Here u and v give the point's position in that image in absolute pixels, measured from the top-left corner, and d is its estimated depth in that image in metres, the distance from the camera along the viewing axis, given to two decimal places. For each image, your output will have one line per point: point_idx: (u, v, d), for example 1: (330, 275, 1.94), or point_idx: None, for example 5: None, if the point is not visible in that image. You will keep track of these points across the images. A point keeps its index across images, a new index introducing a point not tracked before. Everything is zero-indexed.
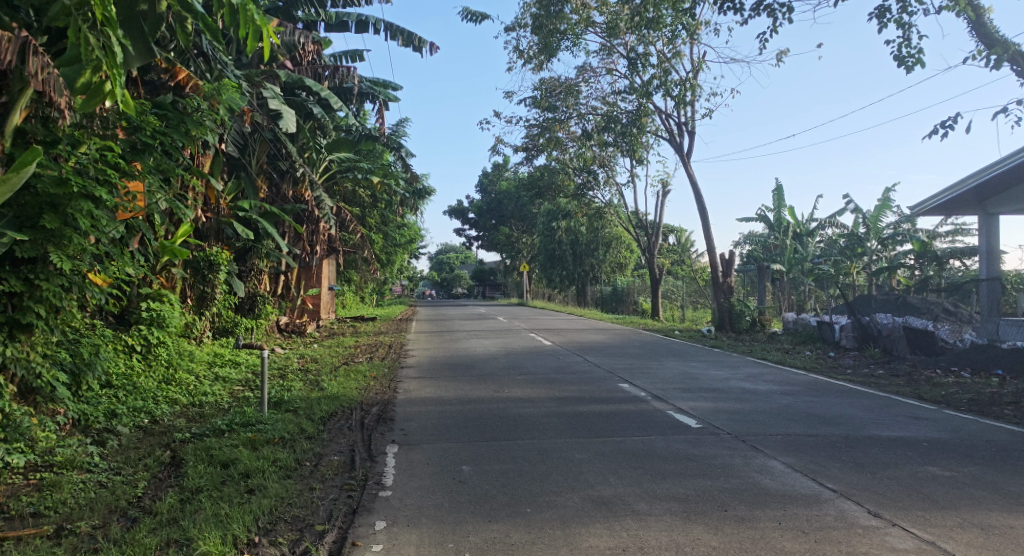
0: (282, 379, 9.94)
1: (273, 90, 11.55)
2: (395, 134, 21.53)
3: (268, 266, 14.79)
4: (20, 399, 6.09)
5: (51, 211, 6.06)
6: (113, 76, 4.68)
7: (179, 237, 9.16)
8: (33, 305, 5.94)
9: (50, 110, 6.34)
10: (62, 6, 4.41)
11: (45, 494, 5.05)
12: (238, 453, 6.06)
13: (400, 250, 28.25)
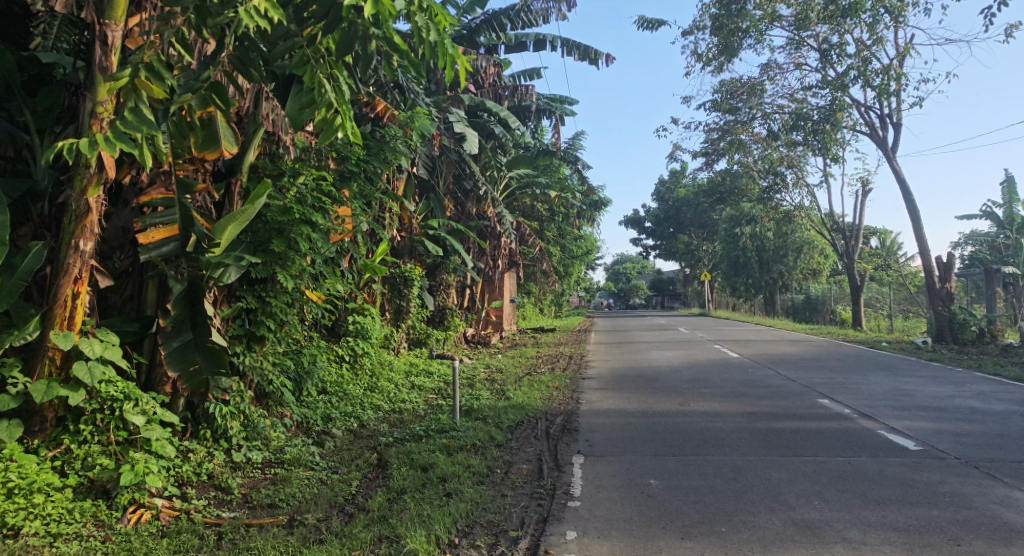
0: (471, 389, 10.45)
1: (458, 113, 12.34)
2: (573, 148, 21.87)
3: (457, 280, 15.55)
4: (256, 402, 6.99)
5: (278, 236, 6.79)
6: (344, 110, 5.47)
7: (378, 255, 9.89)
8: (265, 319, 6.82)
9: (278, 147, 7.29)
10: (301, 55, 5.29)
11: (278, 487, 5.74)
12: (435, 457, 6.46)
13: (576, 262, 28.53)
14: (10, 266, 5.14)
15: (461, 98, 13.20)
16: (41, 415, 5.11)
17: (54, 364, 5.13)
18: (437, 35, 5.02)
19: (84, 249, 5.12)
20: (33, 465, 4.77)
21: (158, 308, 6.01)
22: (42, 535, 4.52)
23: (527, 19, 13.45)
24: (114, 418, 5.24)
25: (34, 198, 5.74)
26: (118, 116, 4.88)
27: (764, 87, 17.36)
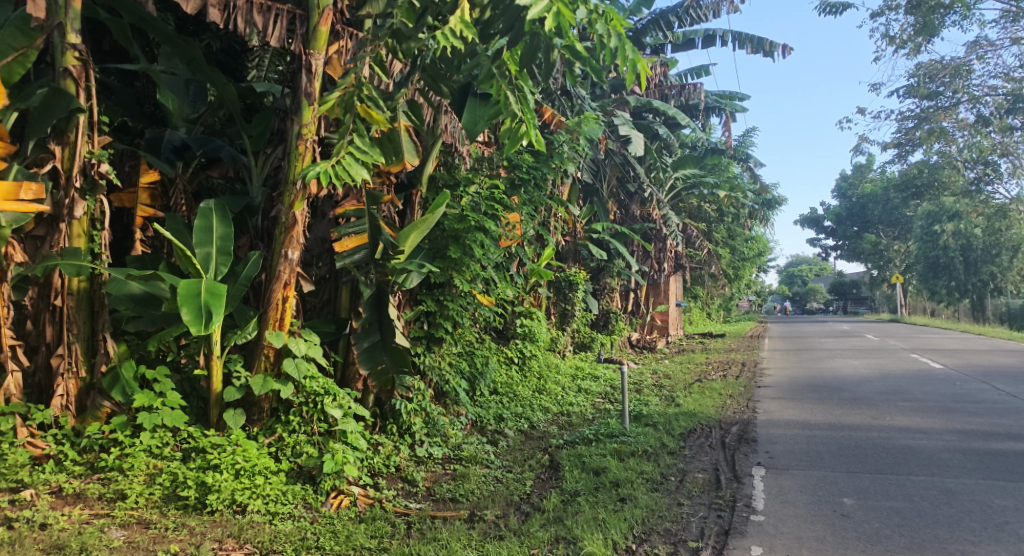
0: (639, 394, 10.26)
1: (622, 116, 12.28)
2: (743, 145, 20.93)
3: (623, 283, 15.32)
4: (435, 400, 7.38)
5: (455, 243, 7.07)
6: (528, 119, 5.66)
7: (544, 260, 10.03)
8: (443, 322, 7.16)
9: (451, 157, 7.65)
10: (486, 72, 5.52)
11: (458, 482, 5.98)
12: (607, 462, 6.41)
13: (747, 265, 27.12)
14: (234, 274, 5.81)
15: (627, 100, 13.12)
16: (259, 406, 5.81)
17: (269, 360, 5.77)
18: (618, 40, 5.03)
19: (292, 258, 5.70)
20: (254, 450, 5.33)
21: (351, 311, 6.54)
22: (264, 513, 4.96)
23: (696, 15, 13.10)
24: (317, 410, 5.75)
25: (250, 212, 6.40)
26: (347, 143, 5.68)
27: (971, 68, 15.64)
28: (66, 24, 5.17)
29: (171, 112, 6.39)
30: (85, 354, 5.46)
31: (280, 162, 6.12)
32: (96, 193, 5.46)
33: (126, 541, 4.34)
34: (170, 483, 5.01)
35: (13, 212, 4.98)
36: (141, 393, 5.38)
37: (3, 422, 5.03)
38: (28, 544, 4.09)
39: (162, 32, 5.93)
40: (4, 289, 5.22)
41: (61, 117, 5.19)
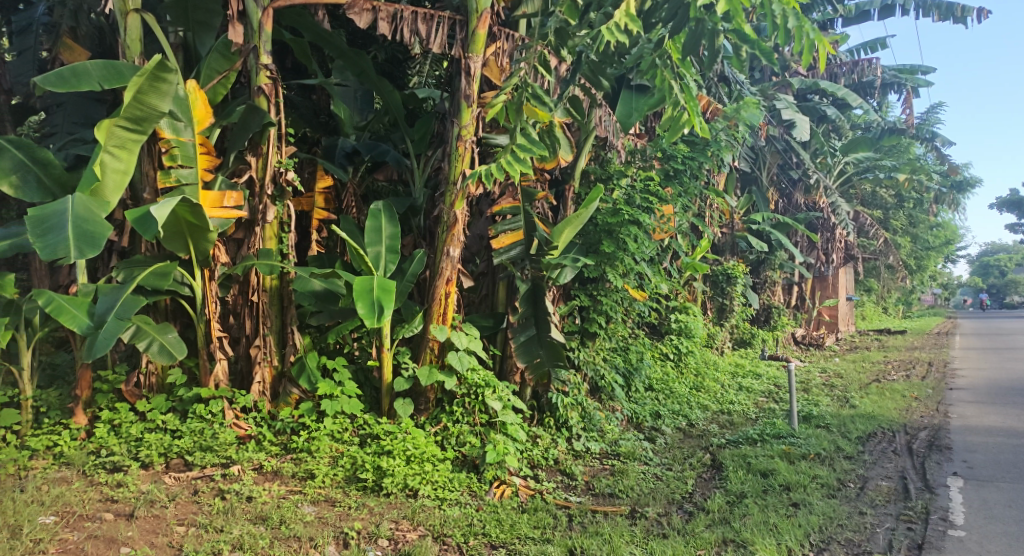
0: (807, 394, 9.64)
1: (785, 100, 11.68)
2: (926, 123, 19.07)
3: (786, 276, 14.45)
4: (590, 395, 7.38)
5: (608, 237, 7.00)
6: (691, 106, 5.46)
7: (699, 253, 9.68)
8: (596, 316, 7.14)
9: (605, 151, 7.49)
10: (650, 61, 5.47)
11: (617, 478, 5.94)
12: (776, 464, 6.08)
13: (931, 255, 24.65)
14: (401, 271, 6.19)
15: (790, 82, 12.39)
16: (425, 396, 6.12)
17: (434, 352, 6.08)
18: (795, 19, 4.81)
19: (454, 255, 5.94)
20: (422, 438, 5.67)
21: (507, 306, 6.72)
22: (434, 498, 5.20)
23: None
24: (478, 402, 5.98)
25: (412, 212, 6.76)
26: (511, 143, 5.82)
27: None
28: (259, 47, 5.70)
29: (343, 120, 6.84)
30: (276, 345, 6.02)
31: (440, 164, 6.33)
32: (284, 199, 6.01)
33: (317, 517, 4.73)
34: (351, 466, 5.40)
35: (219, 218, 5.59)
36: (323, 382, 5.86)
37: (215, 405, 5.59)
38: (238, 513, 4.57)
39: (337, 47, 6.38)
40: (212, 287, 5.77)
41: (255, 131, 5.75)
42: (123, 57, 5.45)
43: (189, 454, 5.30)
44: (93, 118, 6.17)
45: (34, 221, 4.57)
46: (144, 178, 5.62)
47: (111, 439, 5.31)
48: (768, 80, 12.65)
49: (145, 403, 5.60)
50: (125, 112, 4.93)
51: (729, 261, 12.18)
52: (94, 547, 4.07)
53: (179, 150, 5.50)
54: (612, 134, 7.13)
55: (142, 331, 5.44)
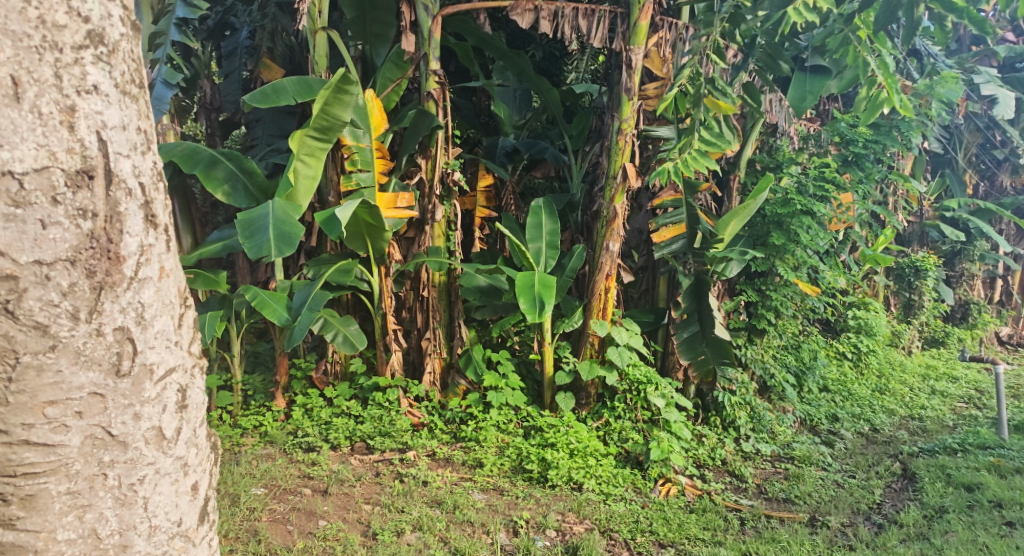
0: (1017, 400, 8.58)
1: (989, 72, 10.50)
2: None
3: (988, 268, 12.94)
4: (759, 395, 7.06)
5: (777, 229, 6.65)
6: (890, 86, 5.10)
7: (881, 244, 8.90)
8: (765, 312, 6.78)
9: (776, 138, 7.10)
10: (842, 38, 5.32)
11: (793, 483, 5.63)
12: (983, 477, 5.48)
13: None
14: (561, 266, 6.20)
15: (994, 51, 11.07)
16: (586, 391, 6.13)
17: (594, 347, 6.10)
18: None
19: (614, 250, 5.92)
20: (584, 433, 5.71)
21: (669, 301, 6.56)
22: (598, 493, 5.19)
23: None
24: (640, 398, 5.90)
25: (571, 208, 6.82)
26: (696, 136, 5.70)
27: None
28: (429, 54, 6.00)
29: (503, 120, 7.01)
30: (445, 338, 6.33)
31: (598, 158, 6.25)
32: (450, 199, 6.27)
33: (487, 504, 4.90)
34: (517, 456, 5.53)
35: (392, 219, 5.88)
36: (488, 374, 6.08)
37: (391, 393, 5.96)
38: (416, 496, 4.84)
39: (498, 49, 6.52)
40: (387, 283, 6.13)
41: (425, 134, 6.04)
42: (312, 72, 5.94)
43: (370, 439, 5.67)
44: (286, 129, 6.78)
45: (242, 224, 5.11)
46: (329, 182, 6.08)
47: (305, 421, 5.81)
48: (968, 51, 11.36)
49: (332, 389, 6.10)
50: (314, 123, 5.36)
51: (917, 253, 11.12)
52: (297, 518, 4.49)
53: (358, 155, 5.86)
54: (783, 119, 6.74)
55: (329, 323, 5.89)
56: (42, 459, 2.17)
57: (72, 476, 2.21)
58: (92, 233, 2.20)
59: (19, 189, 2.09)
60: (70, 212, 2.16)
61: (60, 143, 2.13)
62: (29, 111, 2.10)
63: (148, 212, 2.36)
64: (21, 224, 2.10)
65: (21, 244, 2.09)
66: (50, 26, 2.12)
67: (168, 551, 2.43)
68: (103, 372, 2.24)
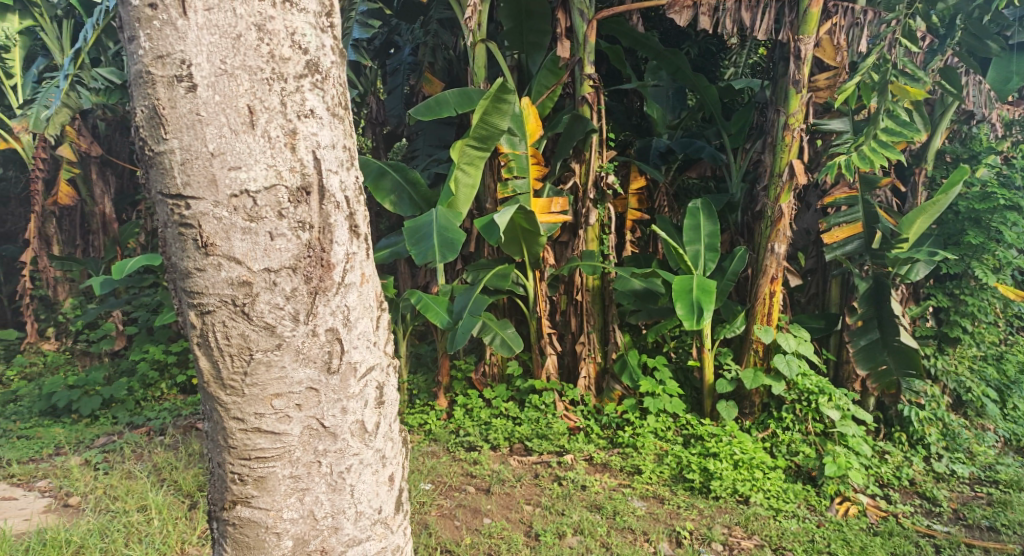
0: None
1: None
2: None
3: None
4: (953, 410, 6.40)
5: (975, 226, 6.02)
6: None
7: None
8: (960, 319, 6.16)
9: (972, 125, 6.41)
10: None
11: (997, 510, 5.06)
12: None
13: None
14: (721, 270, 5.97)
15: None
16: (750, 400, 5.87)
17: (758, 355, 5.82)
18: None
19: (779, 252, 5.63)
20: (749, 443, 5.46)
21: (842, 306, 6.13)
22: (768, 507, 4.96)
23: None
24: (811, 409, 5.56)
25: (730, 208, 6.59)
26: (876, 127, 5.28)
27: None
28: (583, 59, 6.01)
29: (657, 120, 6.88)
30: (599, 342, 6.29)
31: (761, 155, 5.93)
32: (604, 202, 6.23)
33: (648, 512, 4.81)
34: (677, 465, 5.39)
35: (548, 223, 5.99)
36: (645, 379, 5.98)
37: (548, 396, 6.02)
38: (575, 500, 4.86)
39: (652, 49, 6.41)
40: (542, 287, 6.24)
41: (579, 139, 6.08)
42: (472, 84, 6.14)
43: (528, 441, 5.77)
44: (445, 139, 7.07)
45: (410, 232, 5.39)
46: (486, 189, 6.26)
47: (466, 421, 6.02)
48: None
49: (491, 390, 6.27)
50: (473, 133, 5.54)
51: None
52: (463, 515, 4.67)
53: (514, 162, 5.95)
54: (981, 104, 6.10)
55: (487, 326, 6.06)
56: (269, 448, 2.19)
57: (293, 463, 2.22)
58: (309, 242, 2.17)
59: (249, 203, 2.09)
60: (291, 224, 2.14)
61: (284, 162, 2.11)
62: (260, 136, 2.09)
63: (353, 220, 2.27)
64: (252, 233, 2.10)
65: (252, 252, 2.11)
66: (277, 59, 2.09)
67: (371, 541, 2.36)
68: (319, 369, 2.21)
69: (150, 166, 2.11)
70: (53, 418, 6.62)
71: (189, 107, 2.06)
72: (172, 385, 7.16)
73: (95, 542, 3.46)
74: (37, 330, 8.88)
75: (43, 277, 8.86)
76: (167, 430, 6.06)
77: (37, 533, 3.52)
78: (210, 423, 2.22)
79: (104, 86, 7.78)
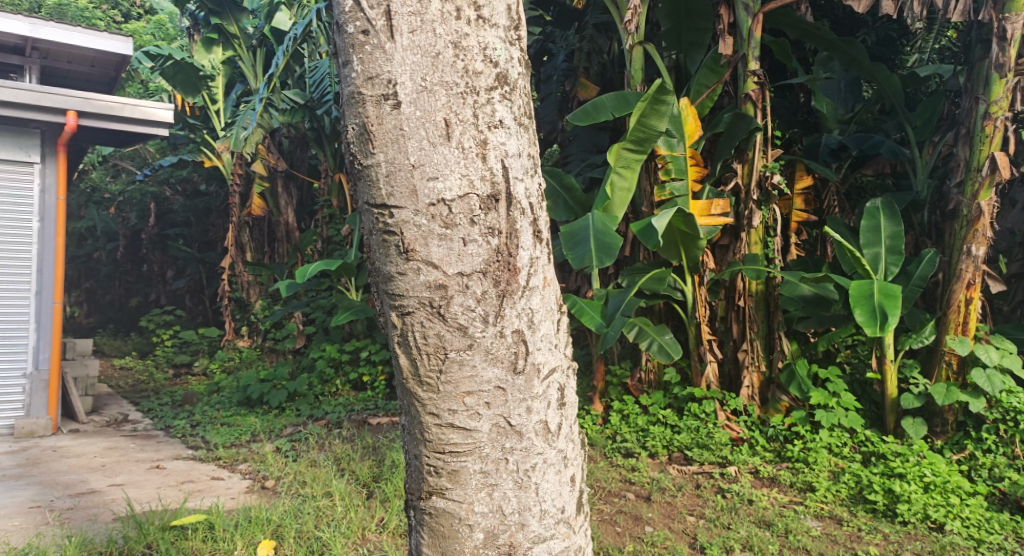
0: None
1: None
2: None
3: None
4: None
5: None
6: None
7: None
8: None
9: None
10: None
11: None
12: None
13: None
14: (905, 274, 5.46)
15: None
16: (943, 417, 5.34)
17: (951, 368, 5.28)
18: None
19: (977, 254, 5.07)
20: (942, 466, 4.97)
21: None
22: (967, 537, 4.41)
23: None
24: (1017, 431, 5.03)
25: (915, 208, 6.02)
26: None
27: None
28: (747, 54, 5.81)
29: (827, 115, 6.30)
30: (764, 350, 5.99)
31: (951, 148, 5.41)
32: (769, 203, 5.96)
33: (825, 532, 4.47)
34: (856, 484, 5.01)
35: (708, 226, 5.77)
36: (816, 391, 5.59)
37: (708, 405, 5.82)
38: (742, 515, 4.64)
39: (823, 39, 6.00)
40: (701, 292, 6.04)
41: (742, 138, 5.83)
42: (629, 87, 6.07)
43: (688, 450, 5.61)
44: (600, 144, 7.05)
45: (566, 236, 5.43)
46: (642, 192, 6.16)
47: (622, 427, 5.95)
48: None
49: (647, 397, 6.16)
50: (630, 135, 5.47)
51: None
52: (625, 521, 4.60)
53: (673, 164, 5.79)
54: None
55: (644, 331, 5.87)
56: (458, 443, 1.70)
57: (482, 458, 1.71)
58: (499, 247, 1.69)
59: (444, 211, 1.65)
60: (483, 231, 1.67)
61: (477, 171, 1.66)
62: (455, 148, 1.65)
63: (538, 225, 1.76)
64: (447, 238, 1.65)
65: (449, 258, 1.65)
66: (472, 74, 1.66)
67: (554, 539, 1.79)
68: (508, 368, 1.71)
69: (357, 178, 1.71)
70: (248, 408, 7.33)
71: (394, 122, 1.65)
72: (346, 381, 7.71)
73: (292, 523, 3.77)
74: (234, 328, 9.90)
75: (239, 281, 9.84)
76: (343, 423, 6.51)
77: (244, 511, 3.89)
78: (403, 413, 1.77)
79: (291, 106, 8.49)
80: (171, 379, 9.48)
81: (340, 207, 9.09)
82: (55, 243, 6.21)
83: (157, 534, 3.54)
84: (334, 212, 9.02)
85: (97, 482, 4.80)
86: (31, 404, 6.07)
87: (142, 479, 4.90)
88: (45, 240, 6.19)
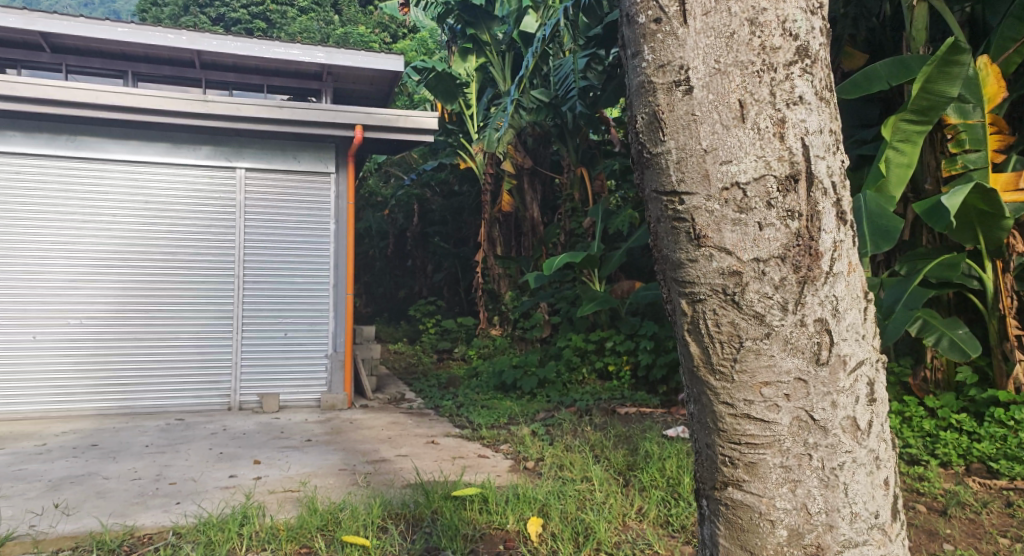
0: None
1: None
2: None
3: None
4: None
5: None
6: None
7: None
8: None
9: None
10: None
11: None
12: None
13: None
14: None
15: None
16: None
17: None
18: None
19: None
20: None
21: None
22: None
23: None
24: None
25: None
26: None
27: None
28: None
29: None
30: None
31: None
32: None
33: None
34: None
35: (1014, 203, 4.95)
36: None
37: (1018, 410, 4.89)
38: None
39: None
40: (1007, 281, 5.18)
41: None
42: (909, 50, 5.38)
43: (992, 462, 4.85)
44: (868, 118, 6.34)
45: None
46: (925, 168, 5.41)
47: (904, 430, 5.27)
48: None
49: (935, 398, 5.39)
50: (912, 104, 4.82)
51: None
52: (918, 536, 4.07)
53: (967, 133, 5.04)
54: None
55: (929, 324, 5.19)
56: (755, 435, 1.63)
57: (783, 452, 1.63)
58: (799, 231, 1.59)
59: (739, 195, 1.58)
60: (781, 214, 1.58)
61: (774, 152, 1.58)
62: (750, 129, 1.58)
63: (841, 206, 1.64)
64: (741, 223, 1.58)
65: (743, 243, 1.58)
66: (769, 51, 1.59)
67: (868, 545, 1.67)
68: (809, 360, 1.61)
69: (645, 167, 1.69)
70: (504, 392, 7.82)
71: (685, 107, 1.61)
72: (592, 370, 7.88)
73: (556, 503, 3.94)
74: (487, 318, 10.53)
75: (491, 274, 10.47)
76: (592, 411, 6.66)
77: (513, 488, 4.14)
78: (693, 402, 1.74)
79: (537, 105, 8.79)
80: (437, 364, 10.40)
81: (581, 201, 9.34)
82: (347, 241, 7.12)
83: (441, 502, 3.90)
84: (575, 206, 9.27)
85: (387, 452, 5.43)
86: (332, 382, 7.01)
87: (422, 452, 5.45)
88: (340, 238, 7.14)
